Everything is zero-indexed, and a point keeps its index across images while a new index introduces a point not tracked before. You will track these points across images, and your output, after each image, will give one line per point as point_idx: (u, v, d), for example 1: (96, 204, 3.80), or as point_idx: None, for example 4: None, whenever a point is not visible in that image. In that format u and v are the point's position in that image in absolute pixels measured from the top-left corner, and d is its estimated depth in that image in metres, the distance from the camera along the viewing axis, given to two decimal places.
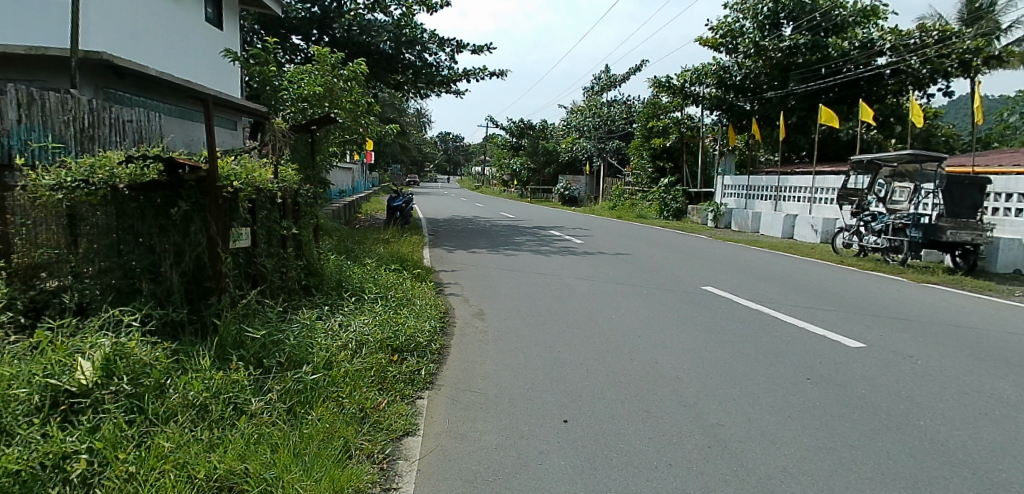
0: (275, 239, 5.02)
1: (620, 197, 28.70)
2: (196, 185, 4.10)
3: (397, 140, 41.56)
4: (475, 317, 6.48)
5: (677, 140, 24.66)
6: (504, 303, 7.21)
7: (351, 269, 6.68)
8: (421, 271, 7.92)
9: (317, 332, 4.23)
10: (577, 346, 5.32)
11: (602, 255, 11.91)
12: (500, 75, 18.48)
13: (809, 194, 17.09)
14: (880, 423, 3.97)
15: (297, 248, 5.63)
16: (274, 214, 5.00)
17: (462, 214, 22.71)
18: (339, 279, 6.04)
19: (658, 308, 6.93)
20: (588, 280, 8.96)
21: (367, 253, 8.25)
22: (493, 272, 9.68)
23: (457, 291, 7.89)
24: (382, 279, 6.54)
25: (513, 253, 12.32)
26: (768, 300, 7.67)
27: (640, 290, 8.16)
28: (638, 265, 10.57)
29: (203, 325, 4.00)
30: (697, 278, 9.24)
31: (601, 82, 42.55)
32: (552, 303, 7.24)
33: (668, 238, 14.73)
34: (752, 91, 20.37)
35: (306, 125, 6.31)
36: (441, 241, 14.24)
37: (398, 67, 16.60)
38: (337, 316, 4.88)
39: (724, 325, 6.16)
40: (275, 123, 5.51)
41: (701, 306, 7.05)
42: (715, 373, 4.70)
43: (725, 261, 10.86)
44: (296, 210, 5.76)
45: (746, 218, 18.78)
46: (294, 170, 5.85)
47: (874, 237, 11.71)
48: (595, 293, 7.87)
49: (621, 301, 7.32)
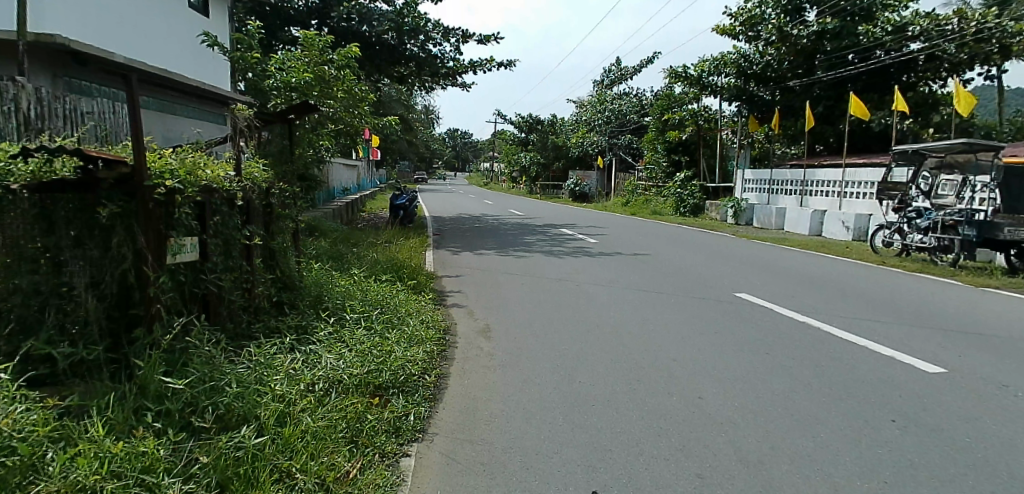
0: (235, 250, 4.13)
1: (634, 193, 27.68)
2: (118, 185, 3.20)
3: (403, 136, 40.72)
4: (480, 337, 5.57)
5: (693, 133, 23.61)
6: (515, 317, 6.30)
7: (336, 280, 5.80)
8: (420, 280, 7.01)
9: (276, 369, 3.35)
10: (602, 376, 4.43)
11: (619, 257, 10.96)
12: (508, 66, 17.54)
13: (838, 188, 16.07)
14: (1004, 488, 3.04)
15: (265, 258, 4.77)
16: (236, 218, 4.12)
17: (470, 212, 21.86)
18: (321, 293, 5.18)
19: (691, 323, 6.00)
20: (607, 286, 8.05)
21: (357, 260, 7.32)
22: (502, 277, 8.76)
23: (460, 302, 7.02)
24: (372, 292, 5.64)
25: (524, 255, 11.42)
26: (816, 311, 6.72)
27: (668, 300, 7.23)
28: (661, 268, 9.60)
29: (126, 365, 3.14)
30: (729, 284, 8.27)
31: (612, 75, 41.51)
32: (568, 316, 6.34)
33: (689, 237, 13.74)
34: (775, 80, 19.35)
35: (284, 114, 5.46)
36: (446, 242, 13.35)
37: (400, 59, 15.73)
38: (309, 346, 4.00)
39: (772, 345, 5.24)
40: (240, 110, 4.52)
41: (741, 321, 6.11)
42: (774, 419, 3.78)
43: (756, 263, 9.92)
44: (267, 212, 4.89)
45: (770, 213, 17.84)
46: (264, 167, 4.97)
47: (919, 235, 10.66)
48: (617, 304, 6.97)
49: (647, 314, 6.41)
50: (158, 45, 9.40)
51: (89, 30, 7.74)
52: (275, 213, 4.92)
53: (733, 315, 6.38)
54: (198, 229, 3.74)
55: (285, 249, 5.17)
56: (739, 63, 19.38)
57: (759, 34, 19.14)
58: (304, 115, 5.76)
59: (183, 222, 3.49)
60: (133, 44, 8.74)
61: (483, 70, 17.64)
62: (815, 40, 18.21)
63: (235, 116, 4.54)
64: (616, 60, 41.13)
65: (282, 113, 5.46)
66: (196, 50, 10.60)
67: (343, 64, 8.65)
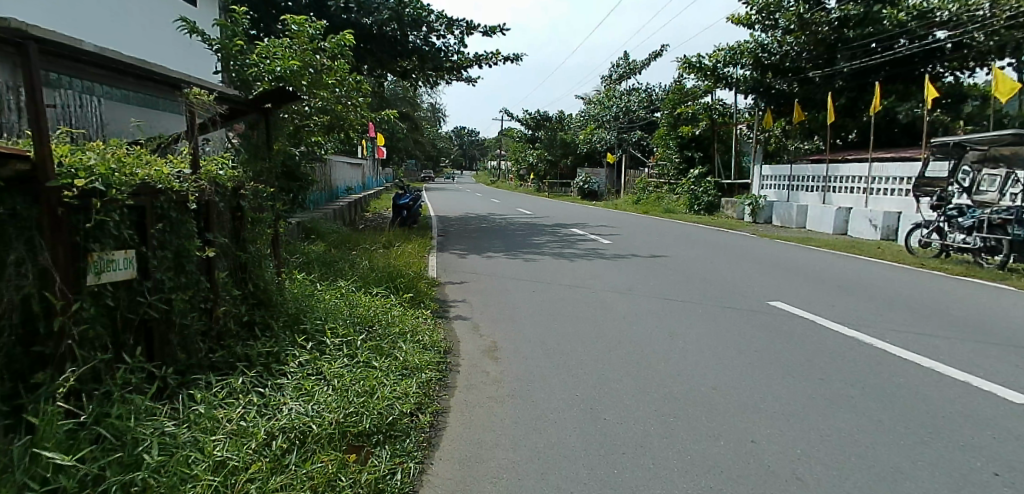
0: (191, 264, 3.41)
1: (645, 190, 26.88)
2: (10, 185, 2.44)
3: (409, 134, 40.13)
4: (486, 358, 4.85)
5: (707, 128, 22.81)
6: (526, 333, 5.57)
7: (321, 294, 5.08)
8: (418, 292, 6.27)
9: (220, 430, 2.66)
10: (631, 415, 3.72)
11: (635, 259, 10.22)
12: (515, 59, 16.79)
13: (865, 184, 15.25)
14: None
15: (235, 271, 4.08)
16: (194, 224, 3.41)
17: (476, 212, 21.13)
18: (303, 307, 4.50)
19: (727, 342, 5.26)
20: (626, 294, 7.33)
21: (349, 268, 6.58)
22: (511, 284, 8.03)
23: (464, 314, 6.30)
24: (361, 308, 4.91)
25: (534, 258, 10.69)
26: (864, 325, 5.96)
27: (696, 311, 6.50)
28: (683, 272, 8.83)
29: (24, 419, 2.45)
30: (761, 292, 7.50)
31: (619, 70, 40.71)
32: (587, 332, 5.61)
33: (708, 236, 12.98)
34: (794, 71, 18.40)
35: (259, 101, 4.83)
36: (451, 243, 12.65)
37: (402, 51, 15.03)
38: (275, 388, 3.30)
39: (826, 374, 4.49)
40: (196, 94, 3.74)
41: (783, 338, 5.36)
42: (846, 475, 3.06)
43: (785, 266, 9.15)
44: (237, 215, 4.19)
45: (791, 211, 17.04)
46: (231, 165, 4.29)
47: (962, 235, 9.84)
48: (639, 316, 6.23)
49: (676, 328, 5.69)
50: (140, 34, 8.70)
51: (64, 24, 7.11)
52: (248, 216, 4.21)
53: (773, 330, 5.62)
54: (137, 241, 3.03)
55: (262, 259, 4.49)
56: (756, 53, 18.50)
57: (778, 22, 18.20)
58: (282, 105, 5.06)
59: (109, 233, 2.80)
60: (108, 30, 8.01)
61: (488, 63, 16.90)
62: (837, 28, 17.39)
63: (188, 99, 3.75)
64: (623, 55, 40.32)
65: (256, 100, 4.76)
66: (181, 39, 9.90)
67: (335, 53, 7.97)
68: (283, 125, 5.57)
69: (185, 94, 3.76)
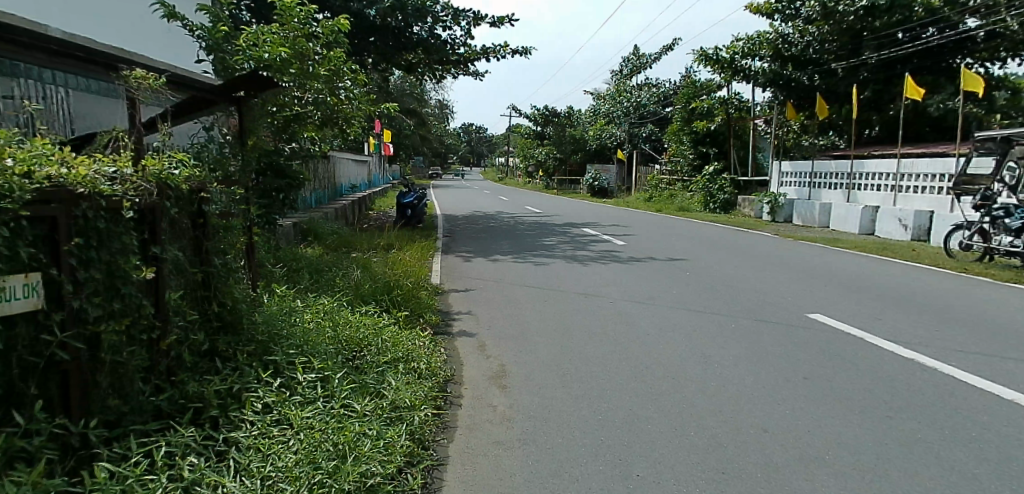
0: (130, 288, 2.77)
1: (657, 188, 26.14)
2: None
3: (415, 130, 39.63)
4: (493, 387, 4.20)
5: (723, 123, 22.08)
6: (540, 354, 4.90)
7: (301, 313, 4.41)
8: (416, 307, 5.58)
9: None
10: (667, 473, 3.07)
11: (653, 263, 9.52)
12: (524, 52, 16.12)
13: (894, 181, 14.48)
14: None
15: (196, 288, 3.44)
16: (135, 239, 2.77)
17: (483, 210, 20.49)
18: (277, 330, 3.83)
19: (769, 369, 4.58)
20: (647, 305, 6.66)
21: (340, 279, 5.91)
22: (520, 292, 7.35)
23: (467, 329, 5.64)
24: (348, 328, 4.25)
25: (544, 261, 10.06)
26: (919, 347, 5.25)
27: (728, 327, 5.80)
28: (708, 279, 8.12)
29: None
30: (797, 304, 6.78)
31: (630, 65, 39.93)
32: (608, 353, 4.94)
33: (728, 238, 12.28)
34: (814, 63, 17.75)
35: (230, 91, 4.17)
36: (457, 245, 12.00)
37: (407, 44, 14.39)
38: (229, 454, 2.68)
39: (893, 419, 3.80)
40: (138, 77, 3.01)
41: (833, 365, 4.68)
42: None
43: (818, 272, 8.43)
44: (200, 221, 3.54)
45: (813, 210, 16.29)
46: (191, 163, 3.62)
47: (1009, 237, 9.05)
48: (663, 333, 5.55)
49: (710, 350, 5.03)
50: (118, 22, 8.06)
51: (34, 8, 6.46)
52: (212, 222, 3.57)
53: (819, 355, 4.94)
54: (47, 261, 2.43)
55: (233, 273, 3.84)
56: (776, 44, 17.84)
57: (798, 12, 17.62)
58: (257, 93, 4.42)
59: None
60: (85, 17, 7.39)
61: (496, 56, 16.23)
62: (863, 17, 16.62)
63: (129, 84, 3.01)
64: (634, 49, 39.53)
65: (219, 89, 4.10)
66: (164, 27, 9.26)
67: (330, 39, 7.34)
68: (259, 117, 4.90)
69: (124, 76, 3.03)
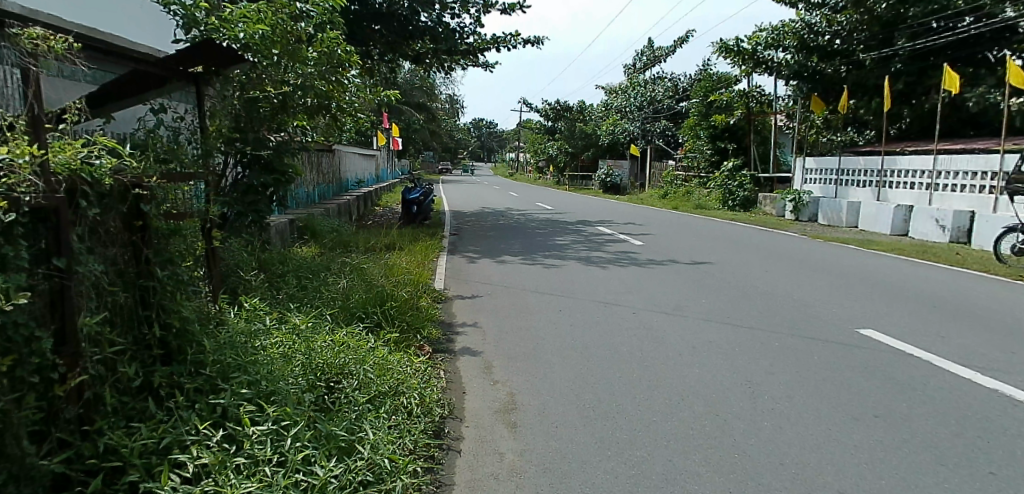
0: (9, 314, 2.08)
1: (672, 184, 25.35)
2: None
3: (425, 125, 39.01)
4: (500, 424, 3.49)
5: (742, 117, 21.21)
6: (556, 381, 4.16)
7: (271, 335, 3.67)
8: (412, 322, 4.84)
9: None
10: None
11: (675, 267, 8.79)
12: (537, 41, 15.34)
13: (930, 179, 13.64)
14: None
15: (128, 307, 2.77)
16: (18, 251, 2.11)
17: (492, 206, 19.81)
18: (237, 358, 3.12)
19: (828, 409, 3.83)
20: (673, 316, 5.93)
21: (325, 288, 5.18)
22: (533, 300, 6.61)
23: (471, 346, 4.91)
24: (326, 352, 3.51)
25: (557, 262, 9.36)
26: (1000, 373, 4.46)
27: (771, 346, 5.03)
28: (740, 288, 7.34)
29: None
30: (844, 318, 6.01)
31: (643, 58, 39.09)
32: (637, 380, 4.19)
33: (753, 239, 11.49)
34: (843, 54, 17.06)
35: (173, 65, 3.44)
36: (464, 244, 11.29)
37: (413, 33, 13.67)
38: None
39: (998, 479, 3.03)
40: (29, 35, 2.32)
41: (905, 404, 3.91)
42: None
43: (861, 281, 7.64)
44: (137, 224, 2.86)
45: (840, 209, 15.45)
46: (121, 151, 2.90)
47: None
48: (696, 354, 4.81)
49: (756, 378, 4.29)
50: None
51: None
52: (153, 225, 2.90)
53: (884, 387, 4.17)
54: None
55: (186, 288, 3.16)
56: (801, 34, 17.23)
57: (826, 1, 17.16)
58: (218, 68, 3.68)
59: None
60: None
61: (507, 46, 15.45)
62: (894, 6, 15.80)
63: (20, 47, 2.32)
64: (647, 41, 38.67)
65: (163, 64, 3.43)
66: None
67: (322, 21, 6.55)
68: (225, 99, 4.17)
69: (10, 35, 2.34)
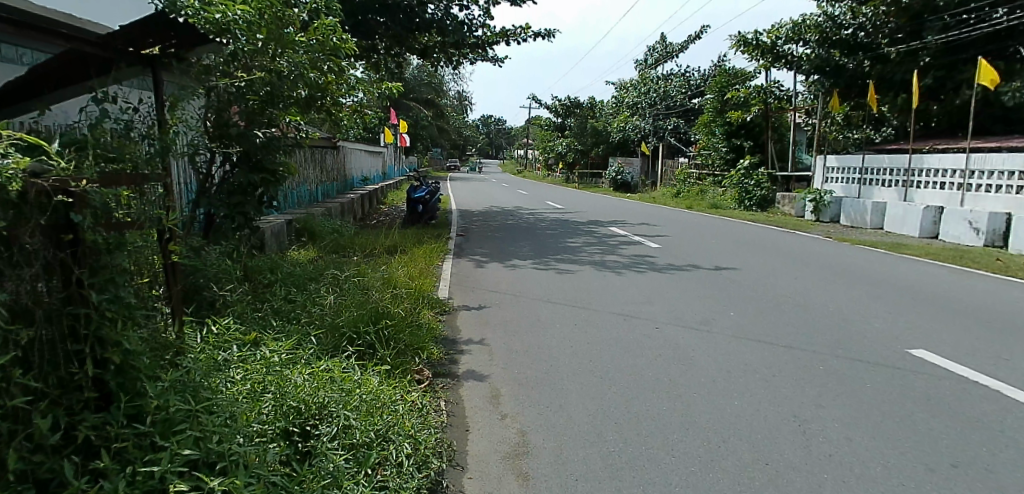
0: None
1: (685, 183, 24.71)
2: None
3: (433, 122, 38.42)
4: (509, 475, 2.93)
5: (759, 114, 20.52)
6: (575, 417, 3.59)
7: (239, 370, 3.11)
8: (410, 342, 4.28)
9: None
10: None
11: (696, 273, 8.21)
12: (548, 34, 14.73)
13: (961, 179, 12.96)
14: None
15: (48, 344, 2.24)
16: None
17: (500, 205, 19.26)
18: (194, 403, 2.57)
19: (892, 455, 3.27)
20: (700, 332, 5.36)
21: (312, 304, 4.62)
22: (545, 311, 6.04)
23: (477, 368, 4.34)
24: (305, 388, 2.96)
25: (569, 267, 8.81)
26: None
27: (816, 372, 4.45)
28: (770, 298, 6.74)
29: None
30: (889, 335, 5.43)
31: (655, 54, 38.36)
32: (668, 418, 3.62)
33: (775, 241, 10.86)
34: (867, 47, 16.36)
35: (118, 45, 2.99)
36: (470, 246, 10.71)
37: (420, 25, 13.10)
38: None
39: None
40: None
41: (982, 450, 3.34)
42: None
43: (901, 291, 7.03)
44: (66, 238, 2.29)
45: (863, 210, 14.79)
46: (48, 153, 2.36)
47: None
48: (732, 380, 4.23)
49: (806, 418, 3.70)
50: None
51: None
52: (88, 238, 2.32)
53: (953, 428, 3.60)
54: None
55: (137, 313, 2.60)
56: (823, 27, 16.49)
57: None
58: (173, 47, 3.23)
59: None
60: None
61: (517, 39, 14.84)
62: None
63: None
64: (659, 36, 37.94)
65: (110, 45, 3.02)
66: None
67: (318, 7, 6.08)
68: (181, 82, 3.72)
69: None
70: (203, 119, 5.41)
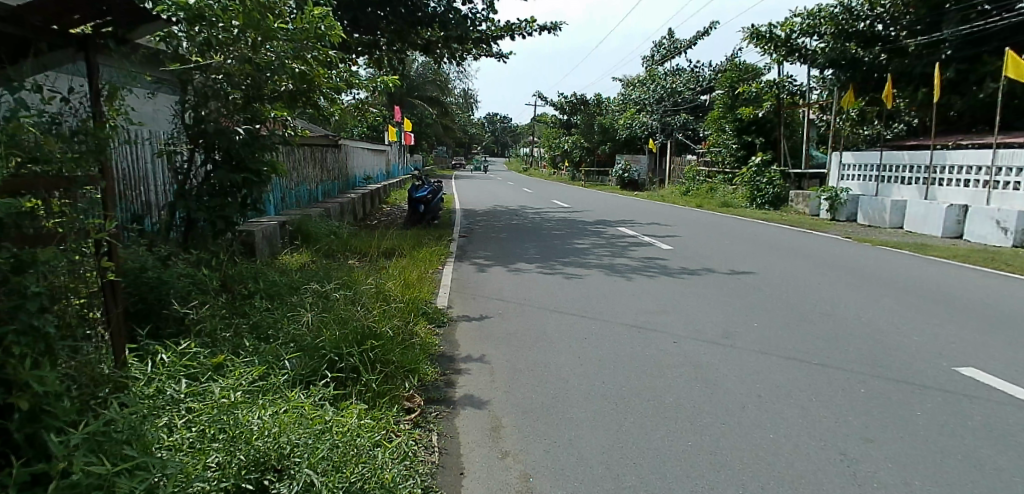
0: None
1: (694, 180, 24.15)
2: None
3: (437, 120, 37.93)
4: None
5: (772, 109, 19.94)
6: (586, 456, 3.11)
7: (190, 410, 2.64)
8: (399, 365, 3.80)
9: None
10: None
11: (713, 277, 7.71)
12: (554, 27, 14.23)
13: (987, 177, 12.38)
14: None
15: None
16: None
17: (506, 204, 18.77)
18: (121, 455, 2.11)
19: None
20: (722, 348, 4.86)
21: (291, 321, 4.15)
22: (552, 323, 5.55)
23: (474, 394, 3.85)
24: (265, 431, 2.48)
25: (578, 270, 8.32)
26: None
27: (858, 397, 3.95)
28: (795, 306, 6.23)
29: None
30: (931, 350, 4.92)
31: (663, 49, 37.76)
32: (695, 458, 3.12)
33: (793, 242, 10.34)
34: (885, 40, 15.78)
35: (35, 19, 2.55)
36: (474, 248, 10.24)
37: (421, 18, 12.60)
38: None
39: None
40: None
41: None
42: None
43: (936, 299, 6.51)
44: None
45: (882, 209, 14.22)
46: None
47: None
48: (764, 409, 3.73)
49: (853, 456, 3.20)
50: None
51: None
52: None
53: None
54: None
55: (54, 347, 2.15)
56: (839, 18, 15.81)
57: None
58: (104, 25, 2.81)
59: None
60: None
61: (522, 33, 14.31)
62: None
63: None
64: (667, 31, 37.29)
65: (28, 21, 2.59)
66: None
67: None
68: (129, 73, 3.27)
69: None
70: (182, 116, 5.14)
